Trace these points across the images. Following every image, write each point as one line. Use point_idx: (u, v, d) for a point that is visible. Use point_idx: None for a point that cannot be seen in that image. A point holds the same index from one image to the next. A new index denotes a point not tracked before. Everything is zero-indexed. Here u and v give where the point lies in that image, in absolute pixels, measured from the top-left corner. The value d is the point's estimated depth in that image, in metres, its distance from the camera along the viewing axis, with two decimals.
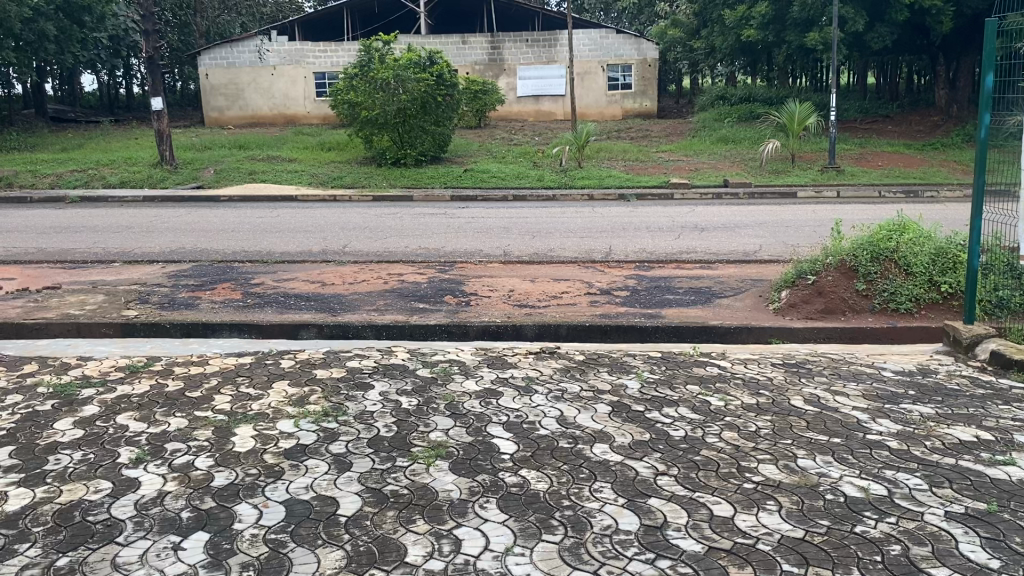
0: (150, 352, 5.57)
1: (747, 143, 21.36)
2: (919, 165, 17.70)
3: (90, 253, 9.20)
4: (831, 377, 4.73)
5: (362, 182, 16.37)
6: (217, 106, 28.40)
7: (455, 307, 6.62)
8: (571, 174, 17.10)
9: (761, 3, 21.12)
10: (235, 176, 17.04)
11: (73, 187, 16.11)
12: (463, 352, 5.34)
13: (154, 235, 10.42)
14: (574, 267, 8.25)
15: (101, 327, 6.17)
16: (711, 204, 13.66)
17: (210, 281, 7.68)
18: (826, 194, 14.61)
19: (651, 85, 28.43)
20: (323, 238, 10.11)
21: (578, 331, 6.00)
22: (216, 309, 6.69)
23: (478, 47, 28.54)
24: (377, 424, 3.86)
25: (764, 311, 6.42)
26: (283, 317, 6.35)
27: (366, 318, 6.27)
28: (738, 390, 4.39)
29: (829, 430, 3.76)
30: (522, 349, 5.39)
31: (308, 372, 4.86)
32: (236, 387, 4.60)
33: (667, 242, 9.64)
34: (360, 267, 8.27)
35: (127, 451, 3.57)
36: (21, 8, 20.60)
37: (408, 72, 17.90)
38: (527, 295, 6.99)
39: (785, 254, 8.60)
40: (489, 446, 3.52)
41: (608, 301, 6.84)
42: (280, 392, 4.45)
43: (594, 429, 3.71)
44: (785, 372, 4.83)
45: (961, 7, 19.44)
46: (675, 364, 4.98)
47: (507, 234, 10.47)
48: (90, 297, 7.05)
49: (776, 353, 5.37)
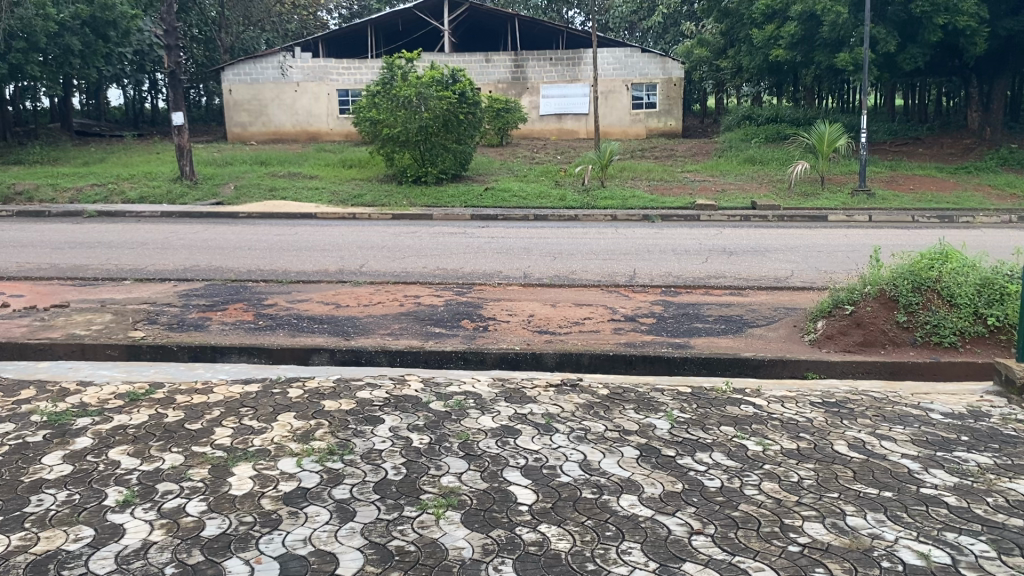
0: (154, 378, 5.33)
1: (774, 164, 21.04)
2: (951, 189, 17.29)
3: (102, 270, 9.04)
4: (875, 419, 4.39)
5: (382, 200, 16.19)
6: (240, 122, 28.47)
7: (473, 333, 6.34)
8: (594, 194, 16.82)
9: (791, 23, 20.68)
10: (256, 193, 16.93)
11: (92, 201, 16.07)
12: (481, 382, 5.05)
13: (170, 252, 10.25)
14: (596, 291, 7.97)
15: (106, 349, 5.94)
16: (738, 226, 13.36)
17: (222, 301, 7.48)
18: (857, 217, 14.27)
19: (677, 103, 28.12)
20: (340, 258, 9.90)
21: (601, 361, 5.70)
22: (225, 331, 6.44)
23: (501, 65, 28.45)
24: (385, 465, 3.57)
25: (800, 343, 6.12)
26: (295, 341, 6.10)
27: (380, 343, 6.01)
28: (776, 433, 4.08)
29: (879, 481, 3.43)
30: (542, 380, 5.09)
31: (316, 403, 4.58)
32: (238, 418, 4.33)
33: (693, 266, 9.35)
34: (376, 288, 8.03)
35: (115, 491, 3.31)
36: (46, 23, 20.66)
37: (430, 89, 17.79)
38: (548, 321, 6.70)
39: (819, 281, 8.27)
40: (505, 495, 3.22)
41: (634, 328, 6.53)
42: (285, 425, 4.17)
43: (620, 477, 3.40)
44: (826, 413, 4.50)
45: (994, 28, 19.11)
46: (707, 401, 4.67)
47: (528, 255, 10.20)
48: (97, 317, 6.84)
49: (814, 390, 5.03)
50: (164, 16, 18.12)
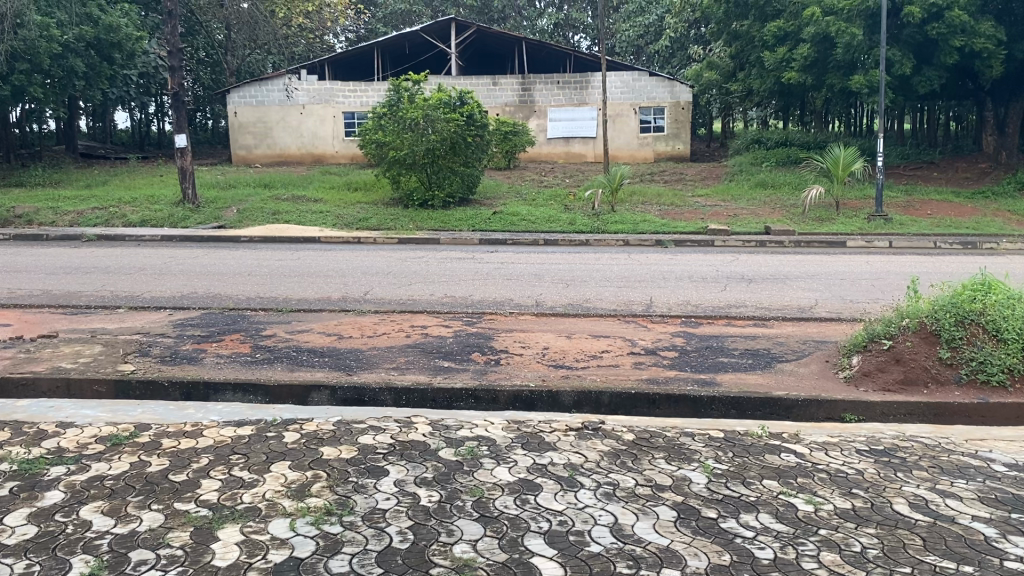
0: (140, 418, 4.92)
1: (788, 188, 20.68)
2: (970, 215, 16.85)
3: (97, 297, 8.65)
4: (933, 471, 3.96)
5: (388, 223, 15.86)
6: (244, 144, 28.25)
7: (483, 367, 5.95)
8: (604, 219, 16.45)
9: (804, 45, 20.35)
10: (259, 216, 16.57)
11: (92, 224, 15.76)
12: (494, 425, 4.63)
13: (167, 278, 9.87)
14: (613, 322, 7.56)
15: (92, 385, 5.54)
16: (755, 252, 12.98)
17: (218, 332, 7.09)
18: (877, 243, 13.86)
19: (684, 127, 27.80)
20: (344, 284, 9.52)
21: (622, 399, 5.28)
22: (220, 365, 6.04)
23: (508, 89, 28.24)
24: (389, 529, 3.16)
25: (834, 379, 5.72)
26: (293, 376, 5.69)
27: (385, 378, 5.61)
28: (826, 489, 3.67)
29: (955, 551, 3.02)
30: (562, 423, 4.67)
31: (313, 450, 4.18)
32: (227, 469, 3.92)
33: (711, 294, 8.95)
34: (381, 318, 7.64)
35: (82, 562, 2.92)
36: (50, 44, 20.44)
37: (437, 112, 17.49)
38: (563, 354, 6.29)
39: (846, 312, 7.86)
40: (529, 570, 2.83)
41: (655, 363, 6.10)
42: (277, 477, 3.76)
43: (658, 546, 3.01)
44: (876, 464, 4.06)
45: (1010, 51, 18.78)
46: (743, 449, 4.25)
47: (539, 282, 9.81)
48: (86, 348, 6.44)
49: (858, 436, 4.60)
50: (168, 37, 17.88)
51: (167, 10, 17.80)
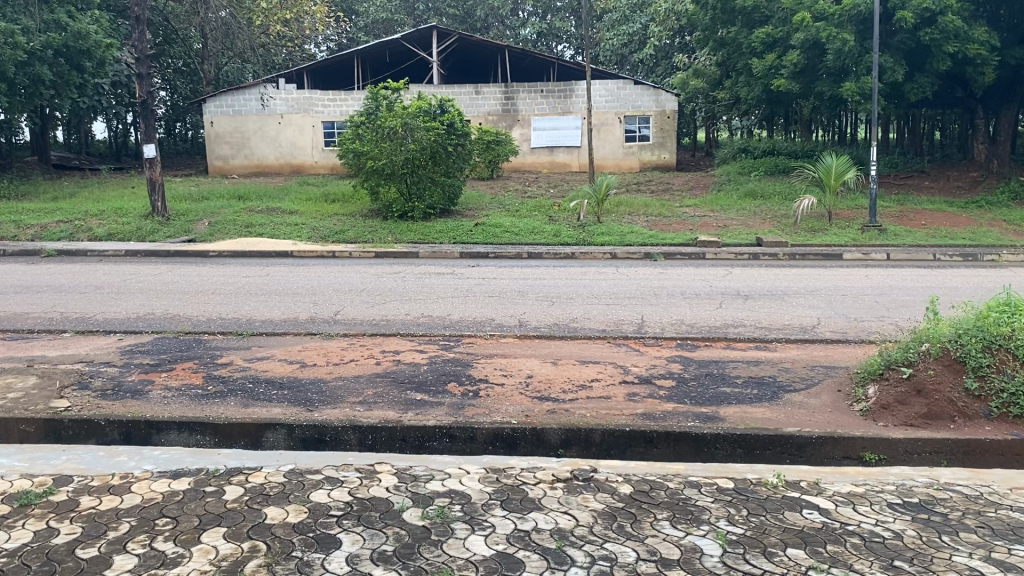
0: (61, 470, 4.24)
1: (778, 198, 20.23)
2: (965, 225, 16.38)
3: (43, 321, 7.95)
4: (983, 534, 3.37)
5: (365, 236, 15.23)
6: (220, 154, 27.51)
7: (460, 400, 5.32)
8: (591, 231, 15.85)
9: (792, 52, 19.91)
10: (231, 229, 15.92)
11: (54, 238, 15.03)
12: (470, 476, 4.01)
13: (122, 297, 9.17)
14: (602, 345, 6.95)
15: (18, 425, 4.88)
16: (749, 266, 12.43)
17: (168, 360, 6.41)
18: (874, 255, 13.38)
19: (670, 136, 27.37)
20: (312, 303, 8.87)
21: (615, 437, 4.66)
22: (167, 400, 5.36)
23: (491, 97, 27.69)
24: None
25: (848, 412, 5.12)
26: (246, 413, 5.04)
27: (348, 415, 4.97)
28: (862, 559, 3.09)
29: None
30: (547, 472, 4.06)
31: (255, 512, 3.54)
32: (149, 539, 3.27)
33: (706, 313, 8.37)
34: (349, 342, 6.99)
35: None
36: (15, 51, 19.65)
37: (416, 120, 16.95)
38: (549, 384, 5.67)
39: (852, 332, 7.31)
40: None
41: (650, 394, 5.48)
42: (206, 551, 3.14)
43: None
44: (915, 525, 3.46)
45: (1003, 57, 18.42)
46: (758, 505, 3.65)
47: (523, 300, 9.19)
48: (19, 381, 5.77)
49: (887, 484, 4.02)
50: (137, 43, 17.13)
51: (135, 16, 17.10)
